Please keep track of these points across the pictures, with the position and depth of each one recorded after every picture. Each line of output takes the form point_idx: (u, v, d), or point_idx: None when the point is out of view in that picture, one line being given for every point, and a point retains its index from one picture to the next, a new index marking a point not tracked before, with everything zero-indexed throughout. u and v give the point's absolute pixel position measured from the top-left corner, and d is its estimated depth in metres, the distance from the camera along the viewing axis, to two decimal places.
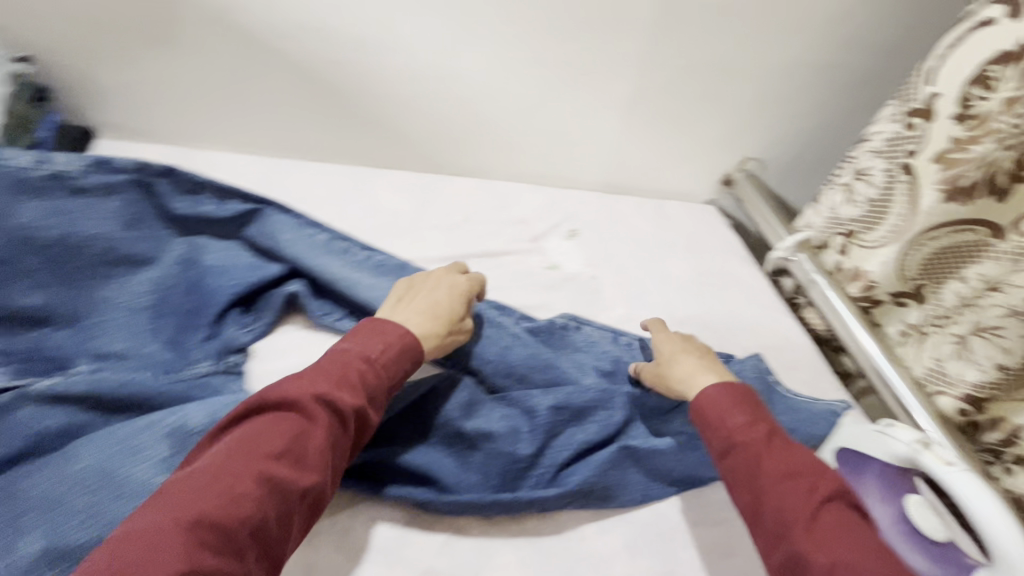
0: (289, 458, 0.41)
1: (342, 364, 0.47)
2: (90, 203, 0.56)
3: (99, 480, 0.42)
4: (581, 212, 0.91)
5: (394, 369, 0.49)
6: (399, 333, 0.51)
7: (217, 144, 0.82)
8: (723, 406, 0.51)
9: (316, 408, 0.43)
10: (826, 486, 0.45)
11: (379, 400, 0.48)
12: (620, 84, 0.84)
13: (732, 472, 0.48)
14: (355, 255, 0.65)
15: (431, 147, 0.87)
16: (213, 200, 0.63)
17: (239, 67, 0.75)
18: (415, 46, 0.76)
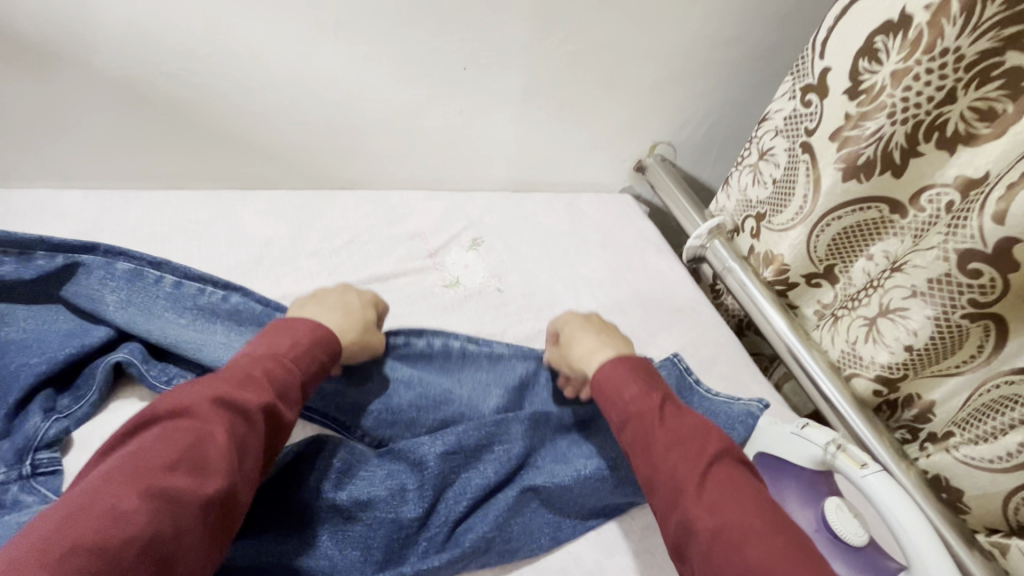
0: (185, 466, 0.37)
1: (245, 367, 0.44)
2: None
3: None
4: (485, 218, 0.84)
5: (305, 362, 0.47)
6: (309, 326, 0.49)
7: (40, 180, 0.70)
8: (617, 380, 0.50)
9: (213, 411, 0.40)
10: (710, 446, 0.45)
11: (295, 396, 0.46)
12: (510, 77, 0.77)
13: (629, 440, 0.48)
14: (206, 307, 0.56)
15: (306, 162, 0.77)
16: (13, 257, 0.53)
17: (45, 89, 0.63)
18: (262, 50, 0.66)
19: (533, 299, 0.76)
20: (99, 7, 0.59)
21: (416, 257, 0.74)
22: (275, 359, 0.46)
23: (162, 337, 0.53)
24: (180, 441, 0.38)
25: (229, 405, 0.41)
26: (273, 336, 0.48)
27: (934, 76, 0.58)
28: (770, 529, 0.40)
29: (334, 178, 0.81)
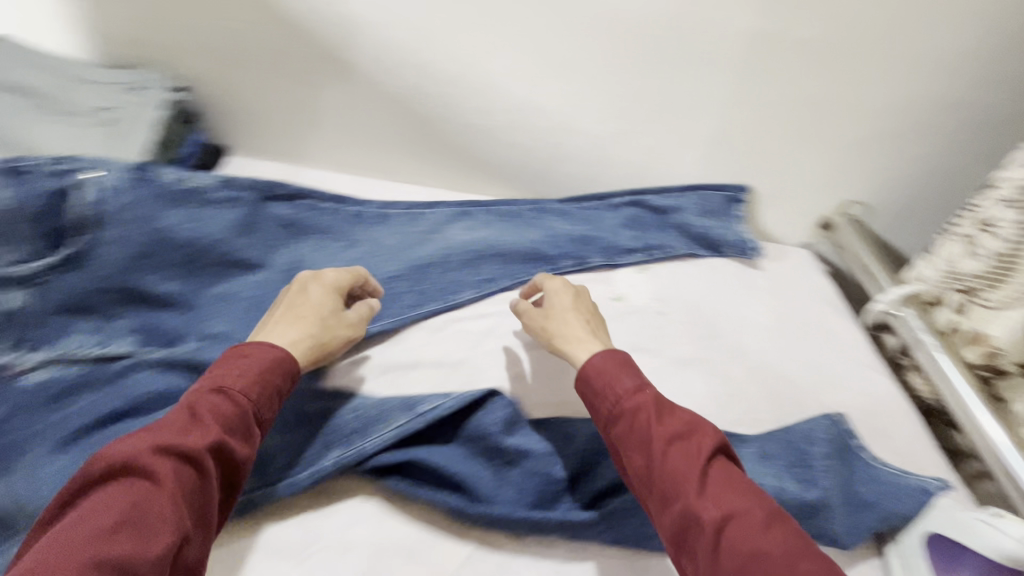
0: (129, 528, 0.37)
1: (185, 411, 0.44)
2: (215, 210, 0.63)
3: None
4: (663, 246, 0.87)
5: (254, 397, 0.47)
6: (262, 351, 0.50)
7: (302, 162, 0.85)
8: (607, 373, 0.52)
9: (156, 462, 0.40)
10: (707, 441, 0.46)
11: (246, 431, 0.46)
12: (706, 121, 0.82)
13: (623, 433, 0.49)
14: (444, 259, 0.76)
15: (511, 177, 0.87)
16: (323, 209, 0.73)
17: (338, 99, 0.78)
18: (504, 82, 0.76)
19: (691, 328, 0.78)
20: (398, 40, 0.72)
21: (588, 270, 0.81)
22: (225, 396, 0.46)
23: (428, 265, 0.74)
24: (124, 502, 0.38)
25: (171, 454, 0.41)
26: (223, 368, 0.48)
27: None
28: (758, 515, 0.41)
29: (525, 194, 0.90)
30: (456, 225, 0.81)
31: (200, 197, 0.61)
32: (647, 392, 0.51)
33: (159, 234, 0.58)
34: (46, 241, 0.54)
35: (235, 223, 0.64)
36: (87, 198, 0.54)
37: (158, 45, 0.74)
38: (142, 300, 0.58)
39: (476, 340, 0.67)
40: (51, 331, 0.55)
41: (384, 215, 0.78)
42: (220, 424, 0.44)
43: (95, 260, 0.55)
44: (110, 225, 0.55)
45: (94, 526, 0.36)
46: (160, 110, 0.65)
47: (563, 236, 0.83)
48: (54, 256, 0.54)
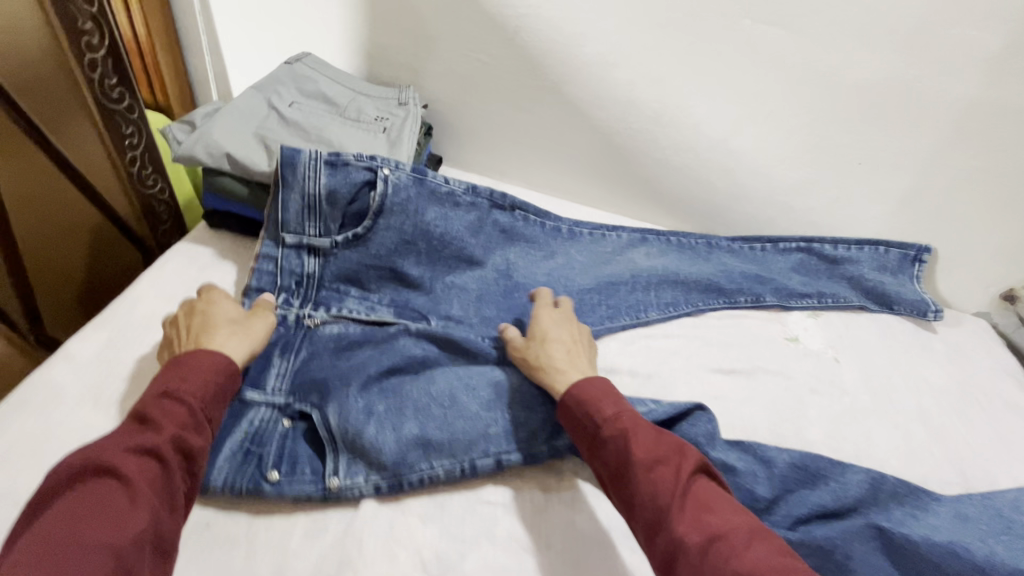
0: (100, 522, 0.38)
1: (138, 414, 0.45)
2: (459, 211, 0.72)
3: (449, 401, 0.55)
4: (836, 293, 0.87)
5: (207, 391, 0.48)
6: (194, 358, 0.49)
7: (498, 178, 0.96)
8: (587, 399, 0.52)
9: (121, 460, 0.41)
10: (690, 462, 0.46)
11: (200, 424, 0.47)
12: (899, 178, 0.83)
13: (604, 462, 0.49)
14: (629, 281, 0.80)
15: (687, 211, 0.93)
16: (534, 222, 0.80)
17: (547, 126, 0.88)
18: (704, 125, 0.83)
19: (869, 379, 0.78)
20: (617, 77, 0.81)
21: (763, 308, 0.84)
22: (175, 398, 0.46)
23: (617, 286, 0.79)
24: (93, 500, 0.39)
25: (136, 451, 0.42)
26: (169, 376, 0.48)
27: None
28: (742, 534, 0.42)
29: (696, 227, 0.95)
30: (636, 250, 0.85)
31: (453, 200, 0.71)
32: (628, 416, 0.51)
33: (421, 226, 0.68)
34: (343, 223, 0.66)
35: (471, 223, 0.73)
36: (381, 191, 0.65)
37: (409, 68, 0.87)
38: (397, 278, 0.68)
39: (664, 358, 0.73)
40: (334, 294, 0.66)
41: (575, 233, 0.83)
42: (175, 421, 0.45)
43: (376, 243, 0.66)
44: (392, 215, 0.66)
45: (68, 523, 0.37)
46: (416, 122, 0.77)
47: (738, 272, 0.85)
48: (347, 233, 0.66)
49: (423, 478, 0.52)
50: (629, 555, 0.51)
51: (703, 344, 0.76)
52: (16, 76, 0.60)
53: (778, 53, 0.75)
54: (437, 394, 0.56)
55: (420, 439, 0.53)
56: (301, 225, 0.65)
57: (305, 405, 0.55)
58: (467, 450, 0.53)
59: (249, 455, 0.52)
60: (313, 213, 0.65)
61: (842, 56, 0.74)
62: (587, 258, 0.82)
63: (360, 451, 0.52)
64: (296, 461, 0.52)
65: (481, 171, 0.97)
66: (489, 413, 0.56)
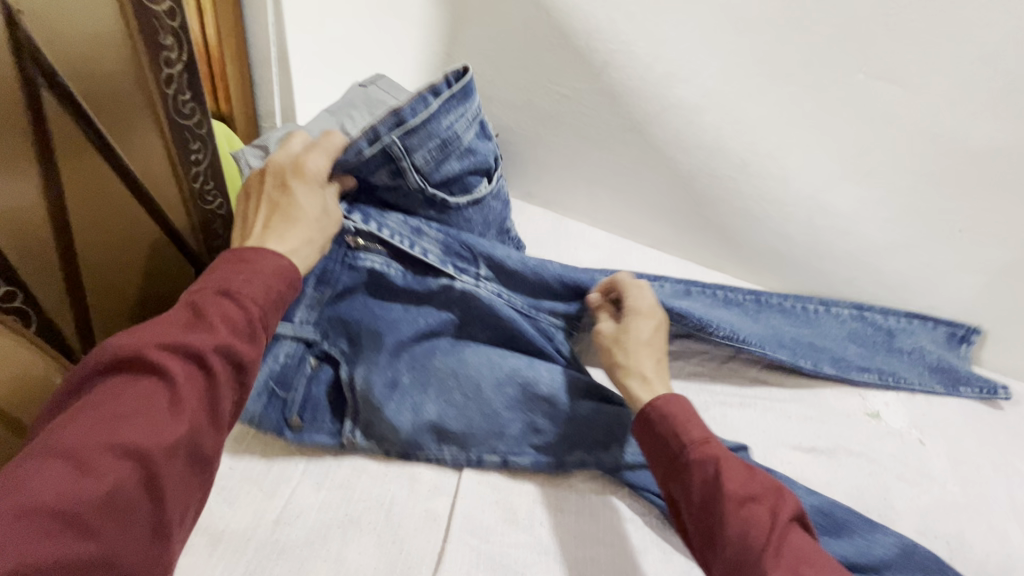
0: (137, 425, 0.36)
1: (197, 306, 0.41)
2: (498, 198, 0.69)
3: (473, 391, 0.55)
4: (899, 370, 0.80)
5: (264, 300, 0.43)
6: (258, 258, 0.45)
7: (559, 211, 0.93)
8: (678, 417, 0.51)
9: (168, 360, 0.38)
10: (785, 508, 0.46)
11: (254, 334, 0.42)
12: (1004, 250, 0.77)
13: (687, 487, 0.49)
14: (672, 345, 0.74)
15: (759, 263, 0.89)
16: None
17: (621, 164, 0.84)
18: (793, 177, 0.78)
19: (958, 468, 0.71)
20: (704, 122, 0.76)
21: (842, 378, 0.78)
22: (233, 301, 0.42)
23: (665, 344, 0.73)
24: (135, 396, 0.37)
25: (182, 351, 0.38)
26: (230, 270, 0.44)
27: None
28: None
29: (769, 281, 0.90)
30: (682, 301, 0.79)
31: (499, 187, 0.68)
32: (718, 446, 0.50)
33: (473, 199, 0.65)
34: (447, 182, 0.62)
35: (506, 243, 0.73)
36: (491, 186, 0.67)
37: (485, 97, 0.84)
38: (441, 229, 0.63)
39: (740, 430, 0.68)
40: (374, 212, 0.60)
41: None
42: (228, 328, 0.40)
43: (451, 218, 0.64)
44: (482, 210, 0.66)
45: (108, 411, 0.36)
46: None
47: (793, 338, 0.79)
48: (438, 194, 0.61)
49: (432, 458, 0.54)
50: None
51: (780, 415, 0.71)
52: (89, 87, 0.58)
53: (890, 110, 0.69)
54: (462, 381, 0.55)
55: (437, 425, 0.54)
56: (416, 146, 0.57)
57: (336, 349, 0.56)
58: (478, 445, 0.55)
59: (275, 395, 0.53)
60: (438, 151, 0.59)
61: (960, 120, 0.68)
62: None
63: (376, 423, 0.53)
64: (318, 411, 0.55)
65: (542, 202, 0.94)
66: (509, 412, 0.55)
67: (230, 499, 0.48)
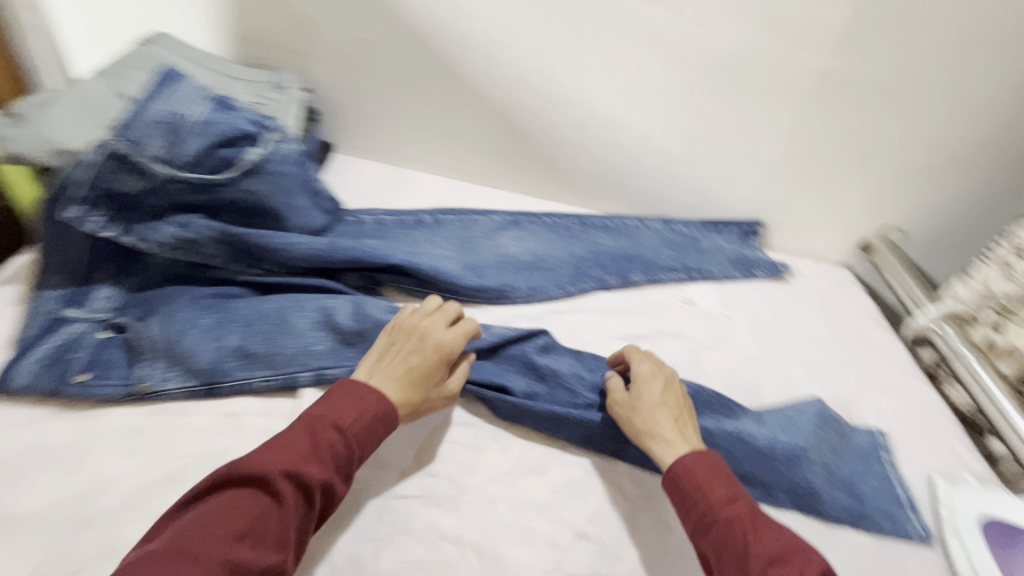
0: (250, 536, 0.41)
1: (310, 436, 0.47)
2: (306, 166, 0.67)
3: (276, 319, 0.58)
4: (708, 263, 0.93)
5: (364, 443, 0.49)
6: (376, 399, 0.51)
7: (394, 163, 0.94)
8: (700, 479, 0.52)
9: (284, 485, 0.44)
10: (809, 565, 0.46)
11: (349, 468, 0.49)
12: (770, 146, 0.91)
13: (715, 547, 0.49)
14: (507, 264, 0.80)
15: (584, 186, 0.96)
16: (394, 219, 0.81)
17: (442, 108, 0.87)
18: (594, 100, 0.86)
19: (755, 331, 0.85)
20: (507, 56, 0.81)
21: (661, 274, 0.88)
22: (337, 434, 0.48)
23: (499, 265, 0.79)
24: (249, 513, 0.42)
25: (296, 479, 0.45)
26: (343, 404, 0.50)
27: None
28: None
29: (597, 202, 0.98)
30: (507, 232, 0.86)
31: (303, 152, 0.66)
32: (740, 504, 0.51)
33: (264, 170, 0.61)
34: (201, 162, 0.58)
35: (321, 206, 0.70)
36: (264, 151, 0.61)
37: (290, 50, 0.82)
38: (236, 208, 0.61)
39: (572, 330, 0.75)
40: (150, 221, 0.58)
41: (439, 222, 0.84)
42: (332, 464, 0.47)
43: (226, 198, 0.60)
44: (264, 180, 0.61)
45: (226, 528, 0.41)
46: (298, 108, 0.73)
47: (607, 252, 0.89)
48: (198, 175, 0.58)
49: (238, 385, 0.54)
50: (543, 525, 0.53)
51: (610, 313, 0.79)
52: None
53: (657, 28, 0.78)
54: (267, 308, 0.59)
55: (241, 350, 0.55)
56: (142, 138, 0.55)
57: (127, 317, 0.57)
58: (286, 362, 0.56)
59: (60, 360, 0.52)
60: (171, 133, 0.56)
61: (713, 33, 0.78)
62: (443, 236, 0.82)
63: (173, 359, 0.54)
64: (109, 366, 0.53)
65: (375, 157, 0.94)
66: (316, 333, 0.58)
67: (28, 484, 0.46)
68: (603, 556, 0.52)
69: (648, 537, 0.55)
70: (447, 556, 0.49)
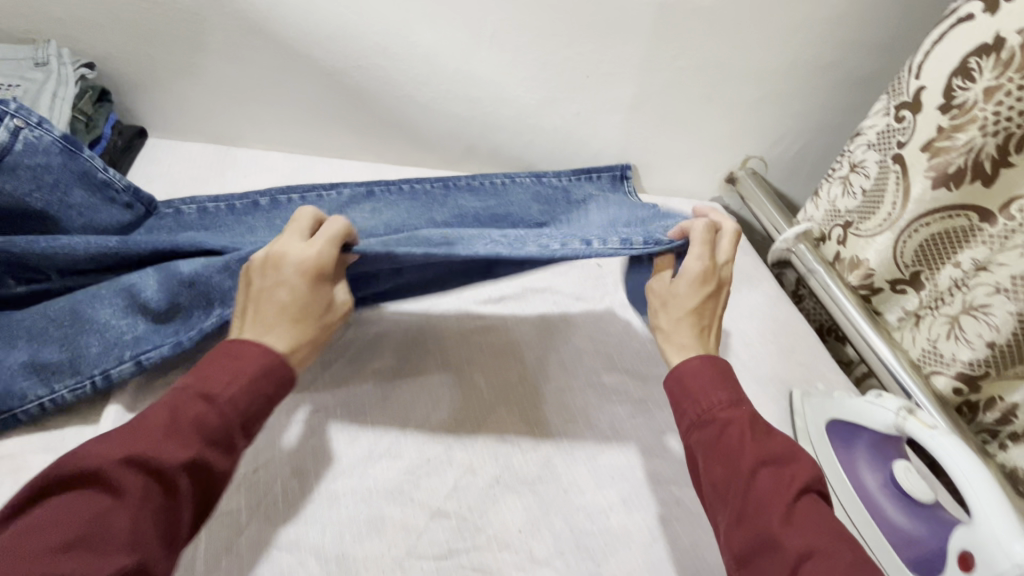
0: (88, 541, 0.35)
1: (169, 413, 0.41)
2: (73, 151, 0.55)
3: (69, 317, 0.51)
4: (579, 214, 0.91)
5: (241, 408, 0.44)
6: (256, 354, 0.46)
7: (226, 143, 0.84)
8: (706, 381, 0.53)
9: (129, 476, 0.38)
10: (802, 473, 0.46)
11: (231, 442, 0.43)
12: (623, 87, 0.89)
13: (709, 449, 0.49)
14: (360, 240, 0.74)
15: (444, 147, 0.91)
16: (226, 207, 0.72)
17: (264, 75, 0.78)
18: (433, 53, 0.80)
19: None
20: (323, 10, 0.73)
21: (529, 230, 0.85)
22: (207, 405, 0.43)
23: None
24: (86, 514, 0.36)
25: (146, 468, 0.38)
26: (214, 370, 0.45)
27: (1007, 108, 0.65)
28: (845, 554, 0.41)
29: (462, 163, 0.94)
30: (359, 206, 0.80)
31: (64, 135, 0.55)
32: (740, 412, 0.51)
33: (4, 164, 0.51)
34: None
35: (117, 198, 0.59)
36: (2, 141, 0.51)
37: (60, 22, 0.69)
38: None
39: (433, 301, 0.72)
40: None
41: (278, 203, 0.76)
42: (201, 437, 0.41)
43: None
44: (12, 175, 0.52)
45: (57, 534, 0.35)
46: (71, 86, 0.62)
47: (472, 213, 0.85)
48: None
49: (40, 402, 0.48)
50: (395, 511, 0.50)
51: None
52: None
53: None
54: (55, 306, 0.51)
55: (33, 363, 0.49)
56: None
57: None
58: (94, 364, 0.50)
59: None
60: None
61: None
62: (285, 219, 0.74)
63: None
64: None
65: (202, 139, 0.84)
66: (123, 320, 0.51)
67: None
68: (460, 530, 0.50)
69: (509, 503, 0.53)
70: (284, 566, 0.45)
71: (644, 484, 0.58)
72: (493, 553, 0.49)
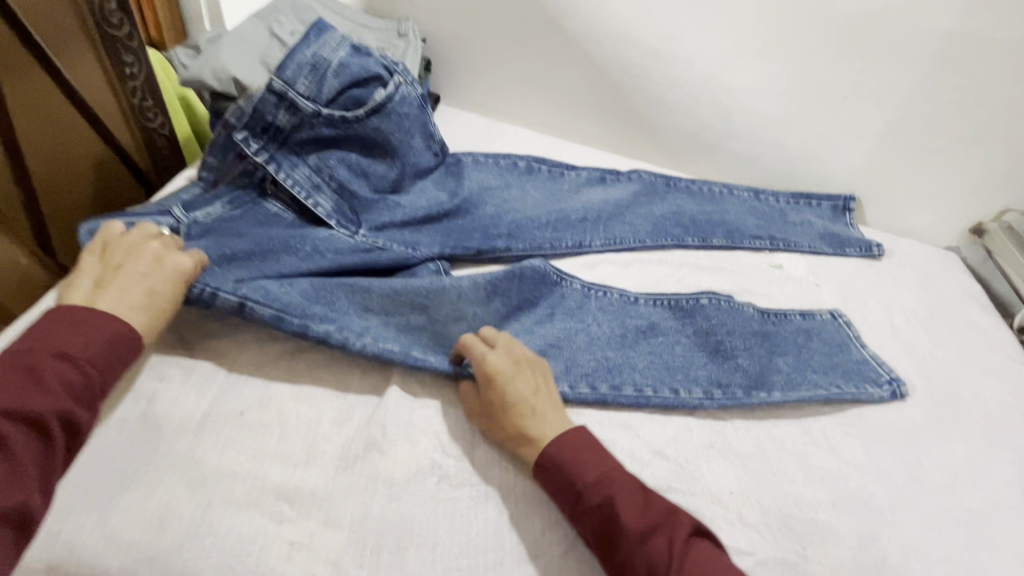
0: None
1: (24, 366, 0.42)
2: (422, 108, 0.74)
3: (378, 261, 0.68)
4: (800, 235, 0.90)
5: (103, 364, 0.45)
6: (109, 321, 0.47)
7: (495, 116, 1.00)
8: (571, 461, 0.50)
9: (1, 427, 0.40)
10: (681, 527, 0.46)
11: (93, 398, 0.45)
12: (879, 112, 0.87)
13: (591, 528, 0.48)
14: (592, 217, 0.83)
15: (677, 146, 0.97)
16: (499, 165, 0.86)
17: (544, 62, 0.92)
18: (695, 58, 0.87)
19: (845, 300, 0.83)
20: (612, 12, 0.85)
21: (747, 239, 0.87)
22: (68, 360, 0.44)
23: (586, 216, 0.83)
24: None
25: (16, 420, 0.40)
26: (65, 330, 0.45)
27: None
28: None
29: (689, 164, 0.98)
30: (593, 189, 0.89)
31: (420, 95, 0.74)
32: (611, 484, 0.48)
33: (387, 110, 0.70)
34: (336, 101, 0.68)
35: (431, 147, 0.77)
36: (389, 92, 0.69)
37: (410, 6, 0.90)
38: (362, 143, 0.71)
39: (657, 280, 0.79)
40: (292, 157, 0.68)
41: (534, 171, 0.88)
42: (70, 391, 0.43)
43: (355, 134, 0.69)
44: (387, 118, 0.70)
45: None
46: (417, 53, 0.80)
47: (688, 215, 0.88)
48: (336, 112, 0.67)
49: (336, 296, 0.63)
50: None
51: (694, 268, 0.81)
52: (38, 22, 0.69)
53: None
54: (300, 242, 0.64)
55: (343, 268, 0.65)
56: (294, 76, 0.65)
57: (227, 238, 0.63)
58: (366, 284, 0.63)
59: None
60: (315, 73, 0.66)
61: None
62: (539, 187, 0.86)
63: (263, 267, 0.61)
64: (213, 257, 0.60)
65: (477, 110, 1.01)
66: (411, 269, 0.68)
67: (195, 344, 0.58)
68: (677, 474, 0.58)
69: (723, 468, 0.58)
70: None
71: (849, 495, 0.59)
72: (705, 502, 0.56)
